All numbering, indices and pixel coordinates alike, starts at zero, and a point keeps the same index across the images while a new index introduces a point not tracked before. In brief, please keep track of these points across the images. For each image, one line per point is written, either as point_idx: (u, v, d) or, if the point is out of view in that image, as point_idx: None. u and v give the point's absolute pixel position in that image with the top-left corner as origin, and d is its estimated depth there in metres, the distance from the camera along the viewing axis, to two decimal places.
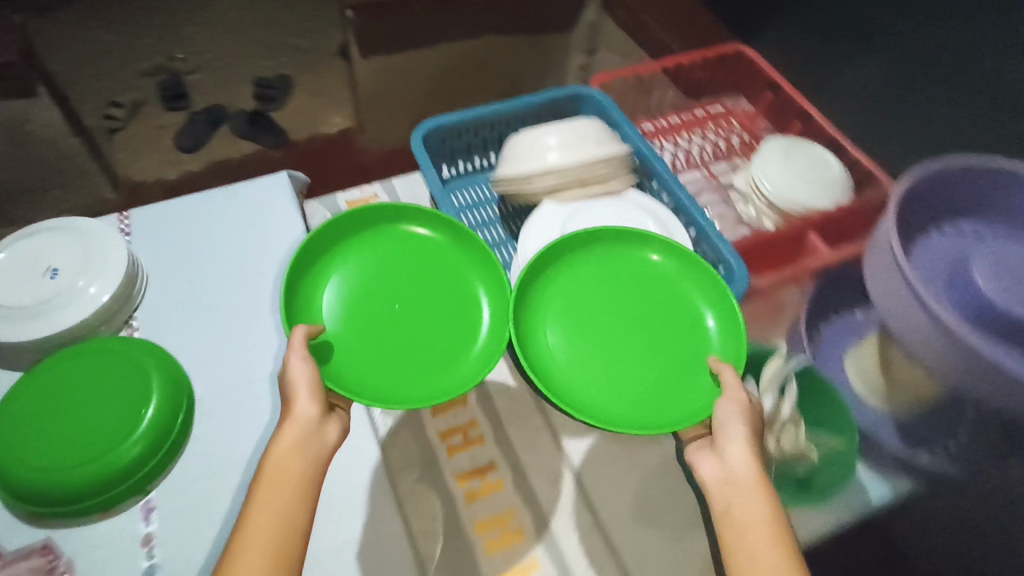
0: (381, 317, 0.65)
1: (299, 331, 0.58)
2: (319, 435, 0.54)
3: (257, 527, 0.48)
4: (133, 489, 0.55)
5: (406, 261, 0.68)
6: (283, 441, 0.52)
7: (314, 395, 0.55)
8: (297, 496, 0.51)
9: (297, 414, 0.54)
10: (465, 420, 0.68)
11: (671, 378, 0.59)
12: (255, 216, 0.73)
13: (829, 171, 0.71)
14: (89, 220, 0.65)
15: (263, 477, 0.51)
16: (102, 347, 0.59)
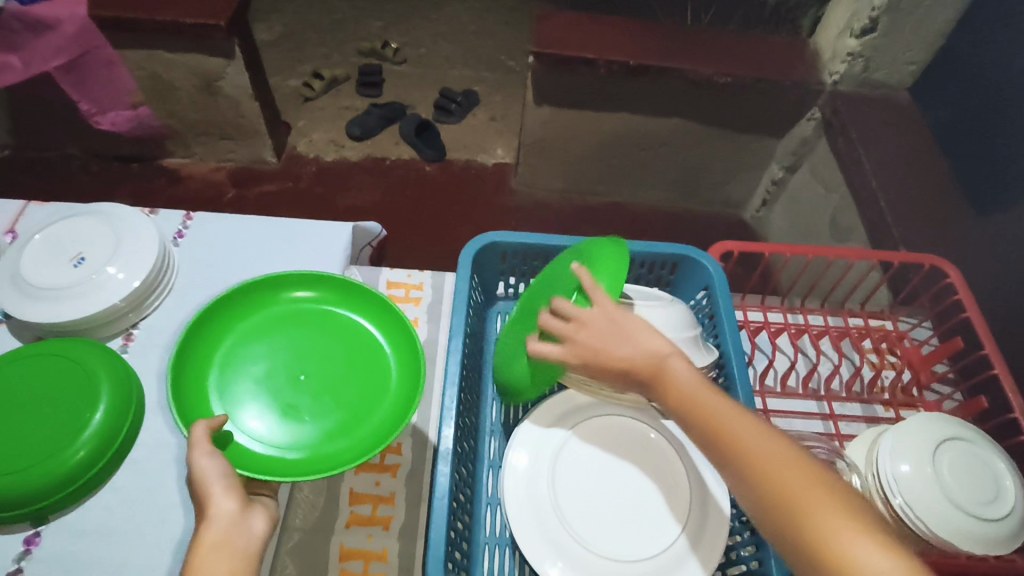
0: (284, 399, 0.53)
1: (197, 427, 0.45)
2: (247, 533, 0.41)
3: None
4: (18, 519, 0.51)
5: (296, 337, 0.57)
6: (201, 548, 0.39)
7: (227, 487, 0.42)
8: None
9: (209, 519, 0.40)
10: (376, 548, 0.51)
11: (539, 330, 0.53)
12: (294, 266, 0.68)
13: (964, 521, 0.48)
14: (139, 219, 0.64)
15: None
16: (75, 354, 0.57)
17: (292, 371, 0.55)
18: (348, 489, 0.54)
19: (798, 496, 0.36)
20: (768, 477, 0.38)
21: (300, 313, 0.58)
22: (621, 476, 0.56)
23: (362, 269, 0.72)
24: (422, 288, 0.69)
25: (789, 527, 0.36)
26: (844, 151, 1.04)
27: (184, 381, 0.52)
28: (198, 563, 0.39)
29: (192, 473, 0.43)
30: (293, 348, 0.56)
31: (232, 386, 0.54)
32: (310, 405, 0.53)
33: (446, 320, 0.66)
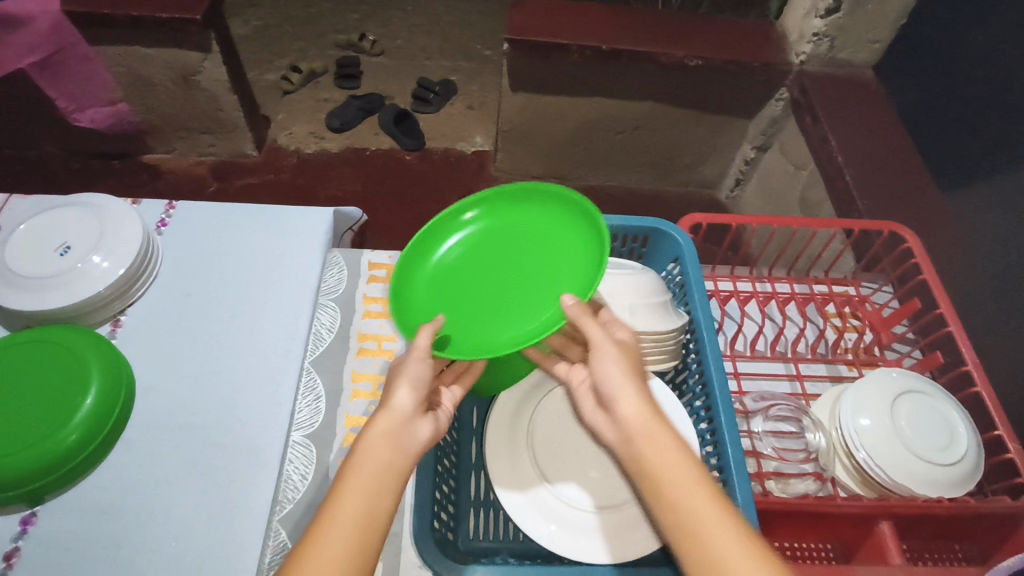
0: (492, 302, 0.58)
1: (425, 331, 0.50)
2: (413, 432, 0.45)
3: (342, 515, 0.39)
4: (15, 501, 0.53)
5: (480, 253, 0.61)
6: (373, 429, 0.43)
7: (416, 387, 0.46)
8: (375, 475, 0.41)
9: (393, 404, 0.45)
10: None
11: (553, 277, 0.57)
12: (280, 249, 0.70)
13: (918, 465, 0.51)
14: (121, 208, 0.66)
15: (354, 460, 0.42)
16: (66, 340, 0.58)
17: (487, 279, 0.60)
18: None
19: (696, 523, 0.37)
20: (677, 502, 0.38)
21: (472, 233, 0.62)
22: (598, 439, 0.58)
23: (343, 251, 0.73)
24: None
25: (681, 540, 0.37)
26: (812, 130, 1.07)
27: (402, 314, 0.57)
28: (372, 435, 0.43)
29: (401, 364, 0.48)
30: (483, 260, 0.61)
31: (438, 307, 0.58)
32: (513, 307, 0.57)
33: None
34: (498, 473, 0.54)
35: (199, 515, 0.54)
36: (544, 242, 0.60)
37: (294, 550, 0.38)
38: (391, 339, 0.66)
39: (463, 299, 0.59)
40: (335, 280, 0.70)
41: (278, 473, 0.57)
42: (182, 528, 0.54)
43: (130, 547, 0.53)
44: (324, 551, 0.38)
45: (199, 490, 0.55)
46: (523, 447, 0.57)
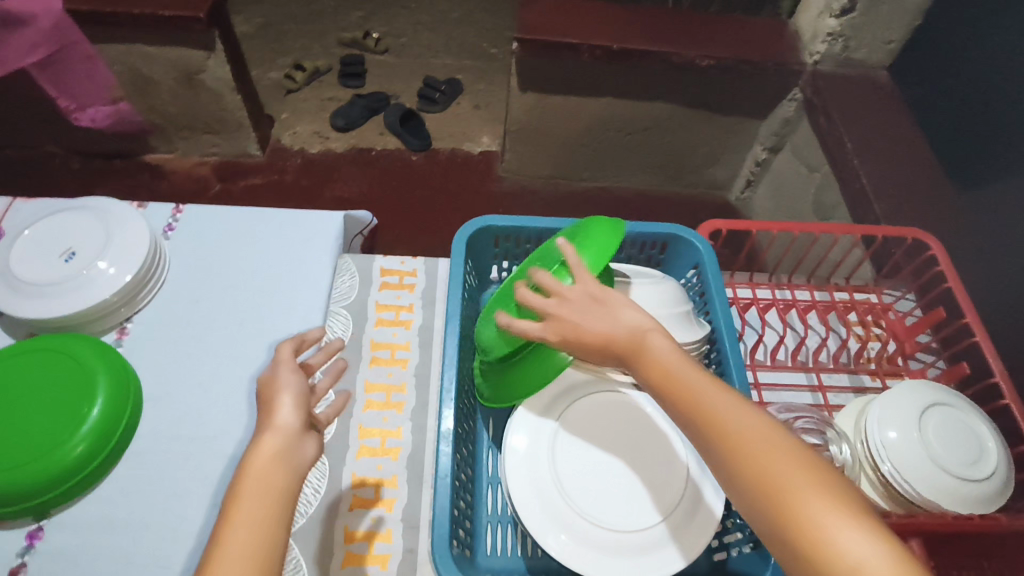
0: None
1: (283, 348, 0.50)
2: (300, 451, 0.43)
3: (233, 553, 0.37)
4: (20, 514, 0.51)
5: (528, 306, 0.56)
6: (260, 455, 0.42)
7: (297, 401, 0.45)
8: (260, 502, 0.40)
9: (277, 424, 0.44)
10: (381, 530, 0.52)
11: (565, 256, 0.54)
12: (289, 255, 0.68)
13: (949, 482, 0.50)
14: (127, 212, 0.64)
15: (241, 489, 0.40)
16: (72, 347, 0.57)
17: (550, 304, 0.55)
18: (349, 473, 0.54)
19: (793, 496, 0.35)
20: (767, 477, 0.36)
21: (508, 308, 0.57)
22: (624, 453, 0.57)
23: (354, 256, 0.72)
24: (415, 274, 0.68)
25: (718, 451, 0.38)
26: (826, 131, 1.06)
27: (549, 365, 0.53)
28: (254, 458, 0.41)
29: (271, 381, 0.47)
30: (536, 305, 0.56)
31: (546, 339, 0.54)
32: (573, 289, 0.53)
33: (442, 309, 0.66)
34: (516, 488, 0.53)
35: (209, 529, 0.53)
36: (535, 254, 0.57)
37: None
38: (405, 348, 0.63)
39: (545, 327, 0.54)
40: (346, 286, 0.67)
41: None
42: (191, 543, 0.52)
43: (137, 563, 0.51)
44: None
45: (209, 504, 0.54)
46: (543, 459, 0.56)
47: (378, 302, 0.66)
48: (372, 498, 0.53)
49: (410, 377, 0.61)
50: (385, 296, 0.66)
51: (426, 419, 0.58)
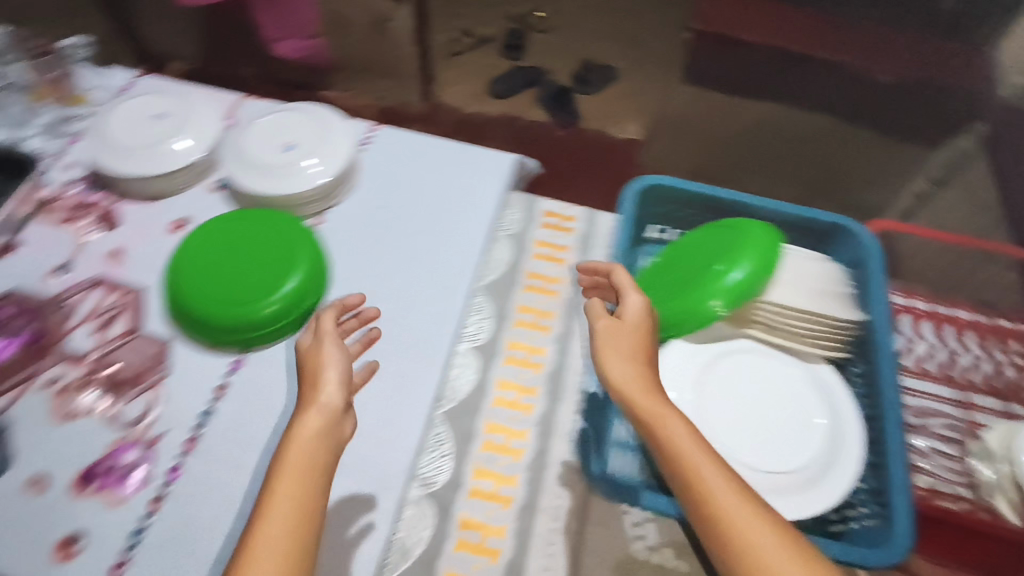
0: (696, 277, 0.58)
1: (327, 315, 0.55)
2: (339, 427, 0.50)
3: (277, 521, 0.44)
4: (232, 343, 0.61)
5: (670, 275, 0.61)
6: (302, 433, 0.48)
7: (338, 378, 0.51)
8: (306, 473, 0.47)
9: (322, 400, 0.50)
10: (517, 427, 0.58)
11: (722, 244, 0.59)
12: (467, 180, 0.75)
13: None
14: (343, 116, 0.73)
15: (283, 469, 0.46)
16: (291, 220, 0.66)
17: (694, 270, 0.59)
18: (496, 376, 0.60)
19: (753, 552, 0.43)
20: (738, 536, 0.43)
21: (655, 275, 0.62)
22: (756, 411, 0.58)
23: (518, 194, 0.75)
24: (574, 220, 0.71)
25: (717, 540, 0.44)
26: (1005, 168, 1.01)
27: (674, 326, 0.58)
28: (300, 432, 0.48)
29: (318, 353, 0.53)
30: (675, 273, 0.61)
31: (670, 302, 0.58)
32: (716, 263, 0.58)
33: (597, 254, 0.69)
34: None
35: None
36: (701, 239, 0.62)
37: (240, 552, 0.44)
38: (558, 283, 0.67)
39: (677, 290, 0.59)
40: (510, 218, 0.72)
41: (440, 374, 0.60)
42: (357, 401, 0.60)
43: None
44: (266, 551, 0.43)
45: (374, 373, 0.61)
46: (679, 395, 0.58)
47: (538, 238, 0.70)
48: (512, 399, 0.59)
49: (559, 306, 0.65)
50: (546, 234, 0.70)
51: (568, 345, 0.62)
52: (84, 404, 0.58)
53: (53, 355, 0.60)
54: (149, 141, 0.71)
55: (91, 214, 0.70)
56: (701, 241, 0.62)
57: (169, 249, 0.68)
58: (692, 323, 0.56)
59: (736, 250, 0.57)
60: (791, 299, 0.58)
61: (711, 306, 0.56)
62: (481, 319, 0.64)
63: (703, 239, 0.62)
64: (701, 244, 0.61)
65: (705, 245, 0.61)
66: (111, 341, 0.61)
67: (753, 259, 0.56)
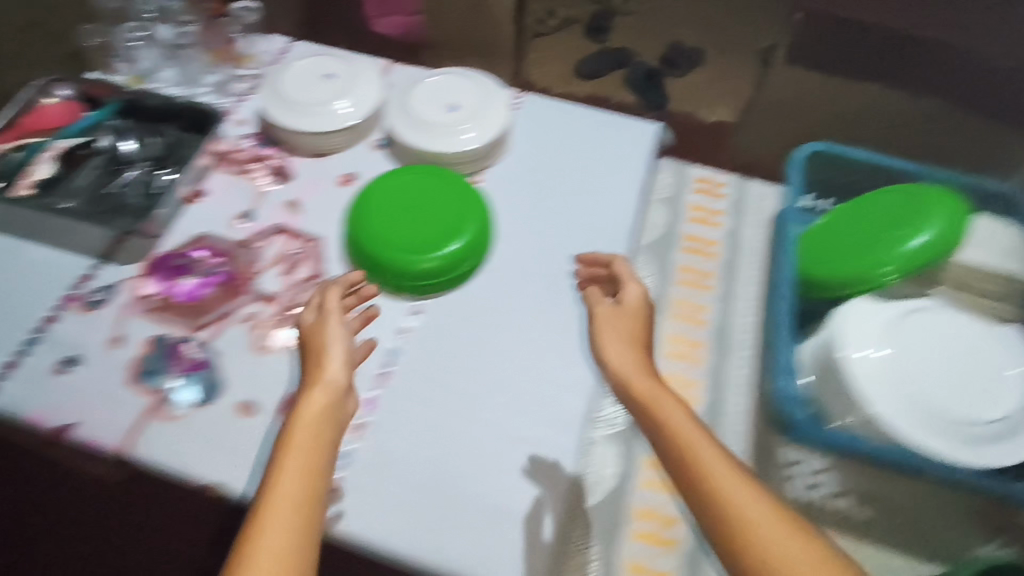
0: (878, 240, 0.62)
1: (335, 293, 0.60)
2: (341, 402, 0.55)
3: (283, 489, 0.47)
4: (411, 290, 0.65)
5: (845, 234, 0.65)
6: (306, 410, 0.52)
7: (337, 354, 0.56)
8: (306, 443, 0.50)
9: (327, 376, 0.55)
10: (688, 376, 0.61)
11: (907, 211, 0.63)
12: (614, 145, 0.77)
13: None
14: (499, 80, 0.76)
15: (288, 439, 0.50)
16: (458, 177, 0.69)
17: (876, 232, 0.63)
18: (664, 330, 0.63)
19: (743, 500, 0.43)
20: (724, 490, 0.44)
21: (826, 232, 0.66)
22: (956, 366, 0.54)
23: (665, 161, 0.77)
24: (726, 186, 0.73)
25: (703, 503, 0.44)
26: None
27: (851, 282, 0.62)
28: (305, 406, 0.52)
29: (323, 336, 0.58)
30: (854, 233, 0.64)
31: (850, 262, 0.62)
32: (902, 229, 0.62)
33: (751, 220, 0.71)
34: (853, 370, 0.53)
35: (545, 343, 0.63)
36: (878, 203, 0.65)
37: (252, 517, 0.45)
38: (716, 245, 0.69)
39: (857, 249, 0.63)
40: (663, 183, 0.74)
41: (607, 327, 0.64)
42: (530, 349, 0.63)
43: (488, 350, 0.63)
44: (277, 511, 0.45)
45: (543, 324, 0.65)
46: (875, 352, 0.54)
47: (692, 203, 0.72)
48: (680, 351, 0.62)
49: (718, 266, 0.67)
50: (698, 199, 0.72)
51: (730, 303, 0.65)
52: (281, 340, 0.62)
53: (247, 295, 0.65)
54: (320, 99, 0.74)
55: (265, 166, 0.74)
56: (879, 205, 0.65)
57: (341, 202, 0.72)
58: (872, 282, 0.61)
59: (925, 219, 0.61)
60: (978, 258, 0.68)
61: (881, 272, 0.60)
62: (645, 276, 0.67)
63: (883, 204, 0.65)
64: (881, 208, 0.65)
65: (885, 210, 0.64)
66: (300, 284, 0.65)
67: (941, 226, 0.60)
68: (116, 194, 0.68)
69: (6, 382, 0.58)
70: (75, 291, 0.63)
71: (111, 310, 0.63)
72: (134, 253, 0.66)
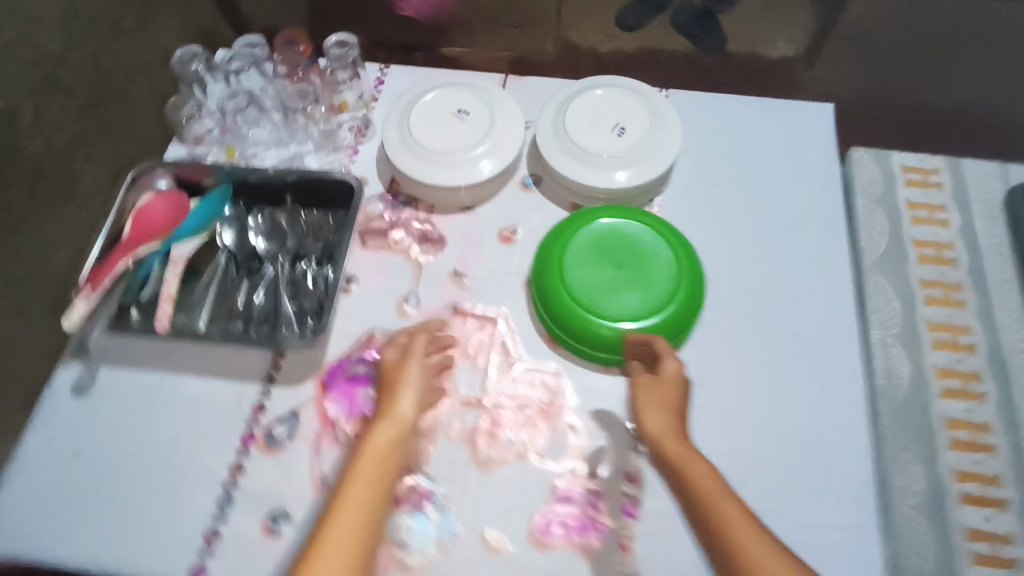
0: None
1: (421, 339, 0.52)
2: (409, 444, 0.46)
3: (336, 542, 0.38)
4: (627, 363, 0.56)
5: None
6: (372, 445, 0.44)
7: (412, 388, 0.48)
8: (361, 491, 0.41)
9: (398, 414, 0.46)
10: (979, 419, 0.53)
11: None
12: (796, 140, 0.66)
13: None
14: (658, 92, 0.64)
15: (352, 476, 0.42)
16: (648, 217, 0.59)
17: None
18: (933, 365, 0.55)
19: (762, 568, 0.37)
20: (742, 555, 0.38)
21: None
22: None
23: (858, 150, 0.67)
24: (940, 172, 0.64)
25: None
26: None
27: None
28: (369, 441, 0.44)
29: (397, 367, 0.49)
30: None
31: None
32: None
33: (978, 212, 0.62)
34: None
35: (801, 403, 0.55)
36: None
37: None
38: (951, 249, 0.60)
39: None
40: (868, 180, 0.65)
41: (864, 368, 0.56)
42: (785, 412, 0.54)
43: (738, 422, 0.54)
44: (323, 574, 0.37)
45: (792, 375, 0.56)
46: None
47: (911, 201, 0.63)
48: (958, 390, 0.54)
49: (968, 277, 0.59)
50: (916, 194, 0.63)
51: (993, 320, 0.57)
52: (505, 449, 0.53)
53: (446, 399, 0.56)
54: (462, 143, 0.62)
55: (409, 234, 0.64)
56: None
57: (510, 265, 0.62)
58: None
59: None
60: None
61: None
62: (886, 300, 0.58)
63: None
64: None
65: None
66: (500, 375, 0.56)
67: None
68: (260, 300, 0.58)
69: (213, 558, 0.50)
70: (253, 426, 0.54)
71: (302, 443, 0.54)
72: (304, 370, 0.57)
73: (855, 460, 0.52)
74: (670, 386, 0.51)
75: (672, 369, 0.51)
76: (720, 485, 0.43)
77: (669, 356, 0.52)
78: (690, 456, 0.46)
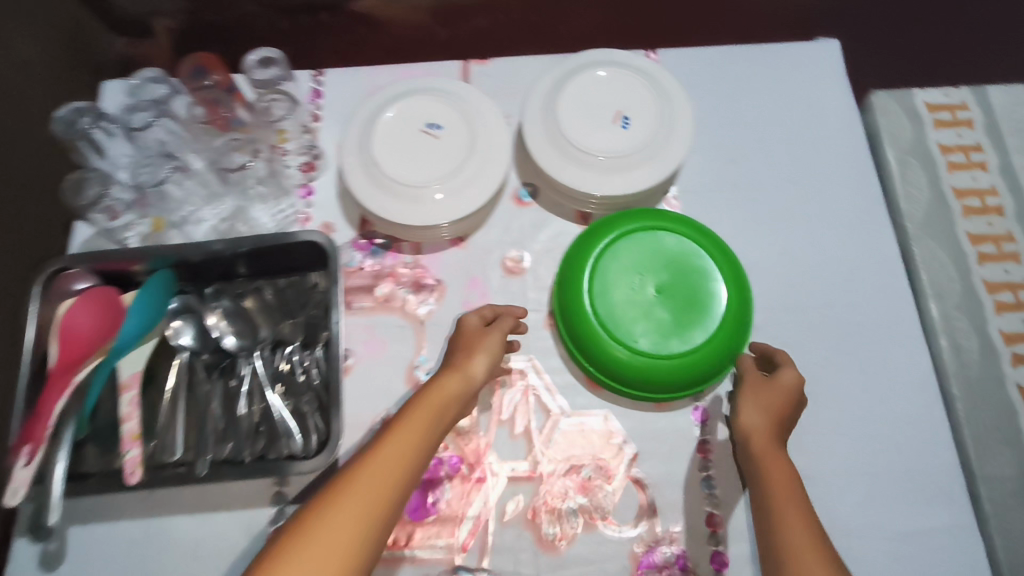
0: None
1: (511, 316, 0.48)
2: (466, 401, 0.44)
3: (377, 469, 0.36)
4: (684, 396, 0.49)
5: None
6: (436, 389, 0.42)
7: (488, 355, 0.45)
8: (413, 437, 0.39)
9: (468, 371, 0.44)
10: None
11: None
12: (809, 90, 0.59)
13: None
14: (655, 66, 0.55)
15: (411, 413, 0.40)
16: (674, 220, 0.51)
17: None
18: (999, 332, 0.52)
19: (796, 549, 0.36)
20: (785, 535, 0.37)
21: None
22: None
23: (877, 92, 0.60)
24: (969, 107, 0.58)
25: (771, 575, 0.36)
26: None
27: None
28: (436, 393, 0.42)
29: (477, 329, 0.47)
30: None
31: None
32: None
33: (1014, 144, 0.57)
34: None
35: (872, 401, 0.50)
36: None
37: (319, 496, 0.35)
38: (994, 194, 0.56)
39: None
40: (895, 126, 0.58)
41: (930, 349, 0.52)
42: (859, 415, 0.50)
43: (812, 435, 0.49)
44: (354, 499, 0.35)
45: (855, 371, 0.51)
46: None
47: (945, 144, 0.57)
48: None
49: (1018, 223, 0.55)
50: (948, 135, 0.57)
51: None
52: (569, 522, 0.47)
53: (488, 477, 0.49)
54: (446, 168, 0.52)
55: (398, 283, 0.54)
56: None
57: (525, 301, 0.54)
58: None
59: None
60: None
61: None
62: (940, 268, 0.54)
63: None
64: None
65: None
66: (543, 436, 0.50)
67: None
68: (245, 408, 0.48)
69: None
70: None
71: None
72: (318, 477, 0.48)
73: (939, 453, 0.49)
74: (785, 395, 0.45)
75: (792, 379, 0.45)
76: (796, 490, 0.40)
77: (790, 366, 0.46)
78: (777, 457, 0.42)
